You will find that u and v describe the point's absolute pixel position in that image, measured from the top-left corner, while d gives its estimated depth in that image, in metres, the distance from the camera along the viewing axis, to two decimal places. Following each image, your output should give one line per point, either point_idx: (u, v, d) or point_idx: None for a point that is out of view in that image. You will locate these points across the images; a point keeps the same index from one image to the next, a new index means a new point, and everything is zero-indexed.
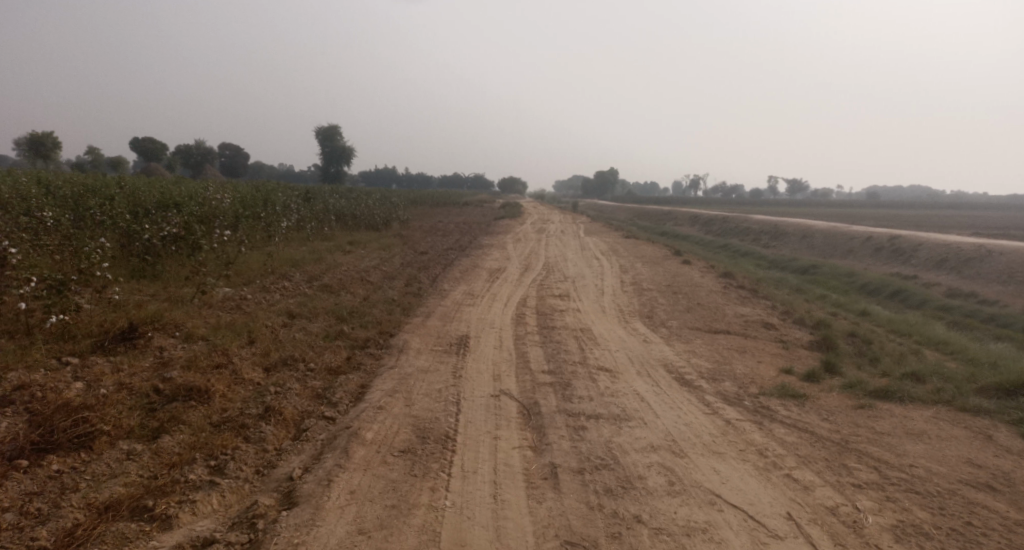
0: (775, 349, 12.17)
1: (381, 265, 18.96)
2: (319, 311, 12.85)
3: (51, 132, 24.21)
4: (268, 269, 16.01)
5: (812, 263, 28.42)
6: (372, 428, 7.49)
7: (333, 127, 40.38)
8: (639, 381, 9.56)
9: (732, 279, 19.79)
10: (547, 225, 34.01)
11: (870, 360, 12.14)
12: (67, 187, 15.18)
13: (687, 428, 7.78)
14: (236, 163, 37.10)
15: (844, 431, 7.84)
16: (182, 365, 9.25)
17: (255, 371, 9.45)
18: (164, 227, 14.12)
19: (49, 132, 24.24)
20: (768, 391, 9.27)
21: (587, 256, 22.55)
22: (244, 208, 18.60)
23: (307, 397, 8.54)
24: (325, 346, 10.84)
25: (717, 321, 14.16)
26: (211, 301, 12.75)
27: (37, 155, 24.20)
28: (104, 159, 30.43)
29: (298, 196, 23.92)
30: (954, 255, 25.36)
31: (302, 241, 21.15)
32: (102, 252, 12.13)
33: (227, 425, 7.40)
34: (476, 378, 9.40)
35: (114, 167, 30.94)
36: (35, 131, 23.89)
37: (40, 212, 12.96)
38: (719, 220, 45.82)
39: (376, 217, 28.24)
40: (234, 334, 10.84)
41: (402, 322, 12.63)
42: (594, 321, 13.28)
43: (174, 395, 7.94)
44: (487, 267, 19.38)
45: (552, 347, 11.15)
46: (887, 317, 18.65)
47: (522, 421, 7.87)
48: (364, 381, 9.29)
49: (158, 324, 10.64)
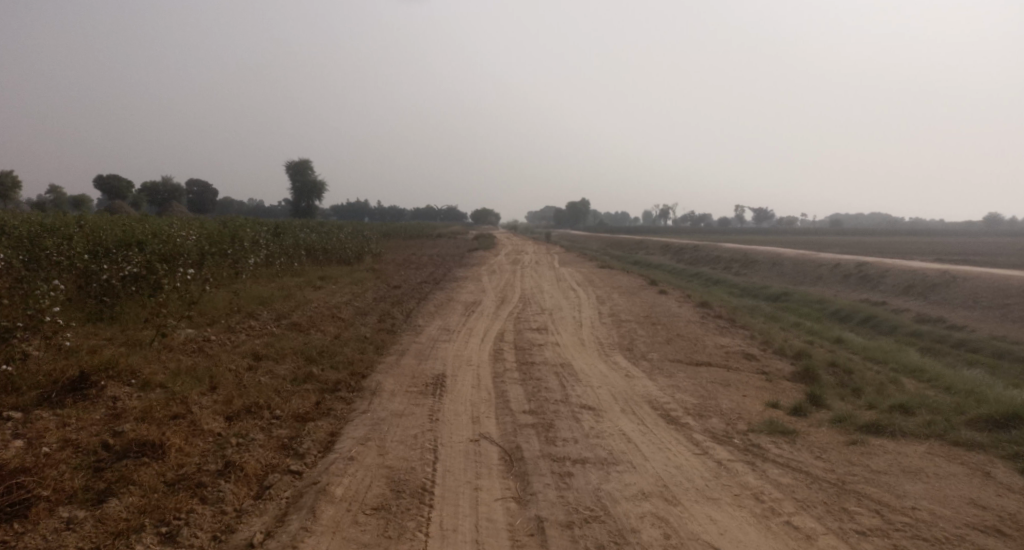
0: (759, 382, 11.83)
1: (353, 300, 18.42)
2: (287, 351, 12.29)
3: (11, 171, 23.44)
4: (234, 308, 15.41)
5: (783, 291, 28.40)
6: (342, 483, 6.97)
7: (303, 162, 40.03)
8: (624, 420, 9.13)
9: (708, 309, 19.53)
10: (520, 257, 33.72)
11: (853, 391, 11.85)
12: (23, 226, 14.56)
13: (678, 471, 7.35)
14: (204, 199, 36.37)
15: (840, 470, 7.48)
16: (136, 417, 8.70)
17: (216, 420, 8.90)
18: (123, 267, 13.52)
19: (10, 171, 23.47)
20: (758, 427, 8.89)
21: (562, 287, 22.20)
22: (210, 245, 17.99)
23: (272, 448, 8.03)
24: (293, 390, 10.28)
25: (698, 353, 13.82)
26: (172, 344, 12.14)
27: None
28: (67, 197, 29.59)
29: (267, 231, 23.33)
30: (921, 281, 25.45)
31: (271, 277, 20.54)
32: (55, 295, 11.52)
33: (182, 483, 7.00)
34: (453, 421, 8.90)
35: (77, 205, 30.08)
36: None
37: None
38: (689, 249, 45.97)
39: (348, 251, 27.69)
40: (194, 380, 10.26)
41: (375, 361, 12.09)
42: (574, 355, 12.85)
43: (125, 451, 7.58)
44: (462, 301, 18.93)
45: (531, 385, 10.69)
46: (862, 344, 18.51)
47: (503, 469, 7.39)
48: (334, 428, 8.76)
49: (113, 371, 10.05)
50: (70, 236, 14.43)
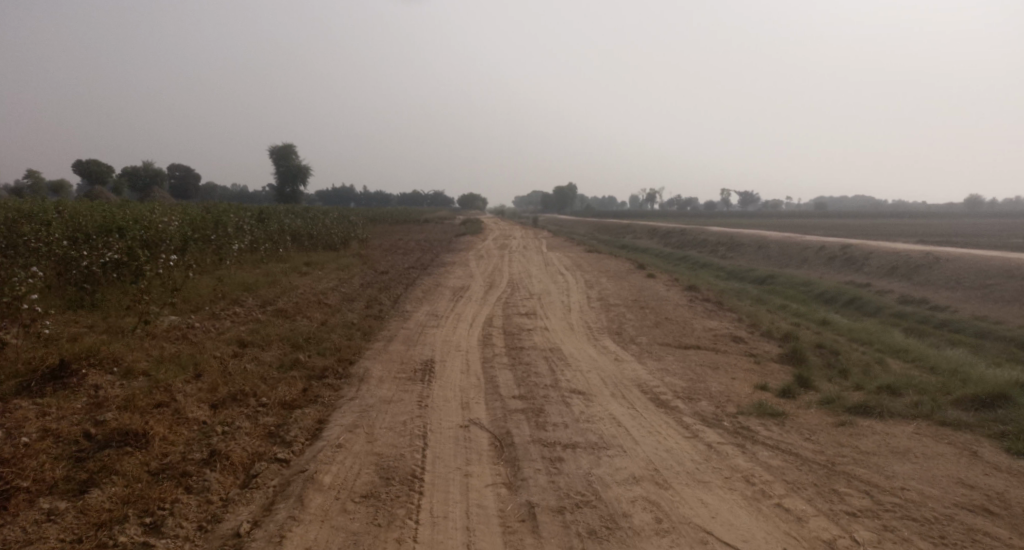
0: (747, 364, 11.84)
1: (339, 286, 18.27)
2: (273, 338, 12.16)
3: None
4: (218, 294, 15.23)
5: (769, 273, 28.49)
6: (330, 471, 6.90)
7: (287, 147, 39.63)
8: (614, 404, 9.09)
9: (696, 292, 19.54)
10: (507, 241, 33.60)
11: (841, 372, 11.88)
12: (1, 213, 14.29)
13: (669, 455, 7.33)
14: (187, 185, 35.96)
15: (830, 452, 7.48)
16: (118, 406, 8.57)
17: (201, 408, 8.78)
18: (104, 253, 13.31)
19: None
20: (747, 410, 8.88)
21: (550, 272, 22.14)
22: (193, 232, 17.77)
23: (258, 436, 7.94)
24: (279, 378, 10.16)
25: (686, 336, 13.81)
26: (155, 331, 11.97)
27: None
28: (46, 184, 29.15)
29: (252, 217, 23.08)
30: (905, 262, 25.59)
31: (256, 264, 20.34)
32: (34, 283, 11.32)
33: (166, 473, 6.90)
34: (442, 407, 8.83)
35: (57, 192, 29.64)
36: None
37: None
38: (675, 233, 46.02)
39: (334, 236, 27.47)
40: (178, 368, 10.13)
41: (362, 348, 11.99)
42: (562, 340, 12.80)
43: (108, 441, 7.47)
44: (449, 286, 18.83)
45: (520, 370, 10.63)
46: (847, 326, 18.59)
47: (493, 455, 7.34)
48: (321, 415, 8.67)
49: (94, 360, 9.90)
50: (50, 223, 14.19)
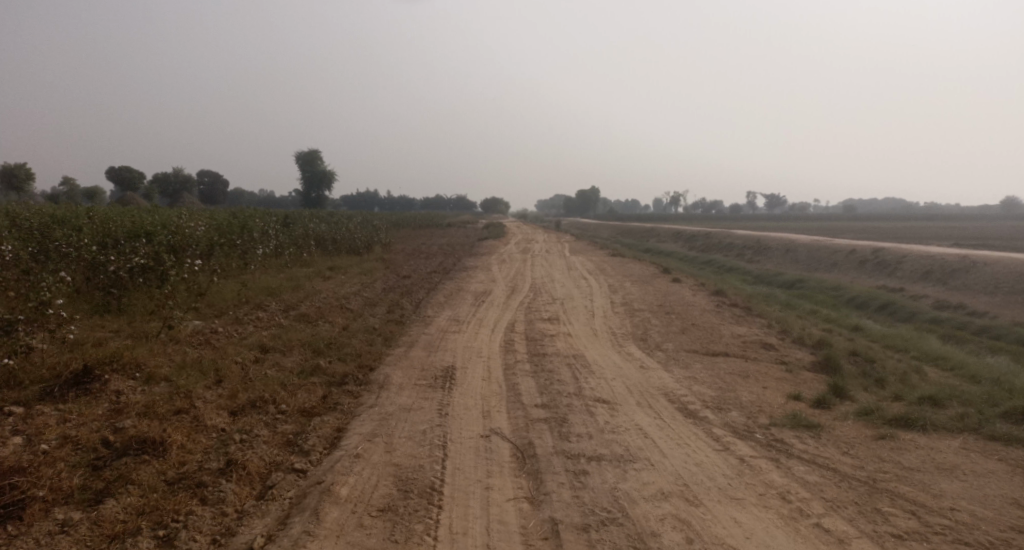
0: (779, 373, 11.45)
1: (362, 291, 18.14)
2: (294, 343, 12.03)
3: (25, 163, 23.27)
4: (242, 299, 15.16)
5: (798, 277, 27.95)
6: (347, 482, 6.68)
7: (313, 152, 39.84)
8: (640, 414, 8.79)
9: (723, 297, 19.15)
10: (531, 245, 33.39)
11: (876, 382, 11.46)
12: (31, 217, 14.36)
13: (699, 469, 7.02)
14: (215, 190, 36.18)
15: (870, 467, 7.12)
16: (138, 413, 8.44)
17: (220, 415, 8.63)
18: (131, 258, 13.29)
19: (23, 163, 23.30)
20: (780, 421, 8.53)
21: (574, 276, 21.84)
22: (219, 236, 17.74)
23: (276, 445, 7.75)
24: (299, 384, 9.99)
25: (714, 342, 13.45)
26: (178, 336, 11.90)
27: (10, 187, 23.23)
28: (79, 189, 29.45)
29: (276, 222, 23.08)
30: (940, 267, 24.93)
31: (280, 268, 20.31)
32: (60, 287, 11.31)
33: (182, 483, 6.73)
34: (463, 416, 8.60)
35: (90, 197, 29.94)
36: (9, 163, 22.96)
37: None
38: (701, 236, 45.49)
39: (357, 240, 27.40)
40: (199, 374, 10.01)
41: (383, 354, 11.79)
42: (587, 346, 12.52)
43: (125, 449, 7.32)
44: (472, 290, 18.64)
45: (544, 378, 10.37)
46: (880, 332, 18.07)
47: (515, 467, 7.09)
48: (340, 423, 8.47)
49: (117, 365, 9.80)
50: (78, 228, 14.21)
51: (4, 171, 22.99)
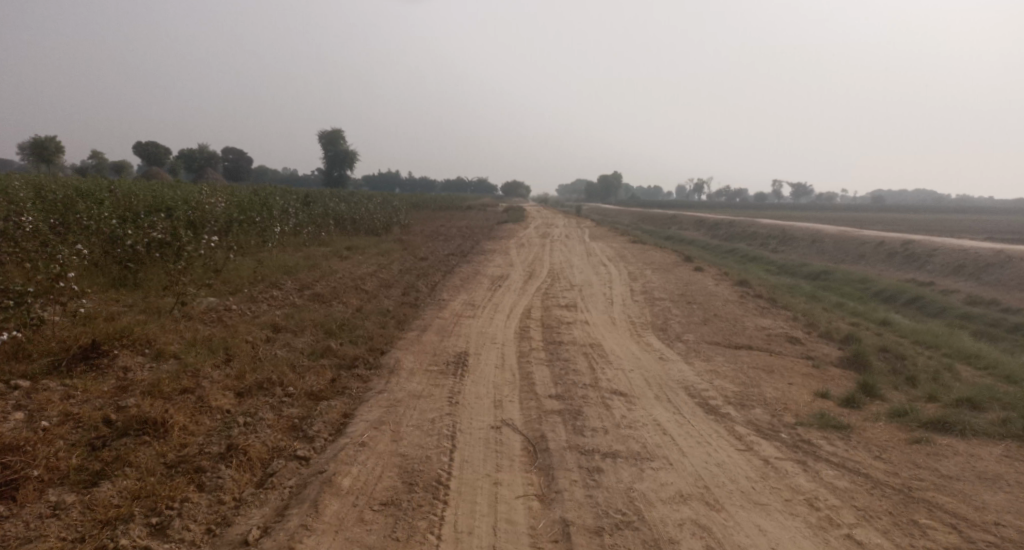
0: (805, 369, 11.00)
1: (378, 272, 17.85)
2: (307, 324, 11.76)
3: (54, 136, 23.21)
4: (257, 276, 14.93)
5: (824, 269, 27.29)
6: (350, 473, 6.39)
7: (336, 131, 39.58)
8: (658, 408, 8.42)
9: (748, 288, 18.63)
10: (551, 230, 32.91)
11: (907, 381, 10.99)
12: (53, 188, 14.22)
13: (720, 470, 6.65)
14: (239, 167, 36.04)
15: (905, 474, 6.71)
16: (143, 392, 8.19)
17: (226, 397, 8.37)
18: (149, 232, 13.09)
19: (52, 136, 23.24)
20: (807, 421, 8.11)
21: (593, 263, 21.41)
22: (238, 213, 17.52)
23: (279, 429, 7.48)
24: (308, 366, 9.72)
25: (737, 335, 13.01)
26: (191, 312, 11.68)
27: (38, 159, 23.12)
28: (107, 164, 29.44)
29: (297, 200, 22.85)
30: (972, 261, 24.18)
31: (298, 246, 20.08)
32: (76, 259, 11.12)
33: (181, 467, 6.47)
34: (474, 405, 8.27)
35: (118, 171, 29.98)
36: (38, 135, 22.88)
37: (18, 215, 11.99)
38: (724, 224, 44.71)
39: (376, 220, 27.13)
40: (208, 352, 9.76)
41: (396, 337, 11.49)
42: (605, 335, 12.14)
43: (126, 429, 7.06)
44: (489, 274, 18.28)
45: (559, 367, 10.02)
46: (909, 327, 17.50)
47: (526, 462, 6.76)
48: (347, 408, 8.17)
49: (126, 341, 9.58)
50: (98, 200, 14.03)
51: (34, 143, 22.92)
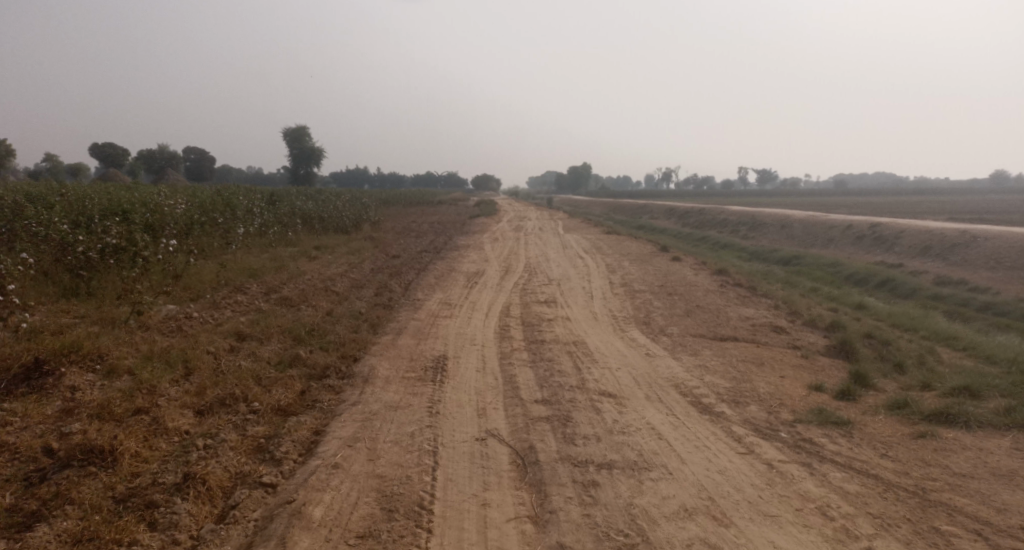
0: (795, 360, 10.60)
1: (349, 272, 17.19)
2: (274, 330, 11.11)
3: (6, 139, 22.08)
4: (221, 281, 14.20)
5: (795, 253, 27.11)
6: (322, 501, 5.84)
7: (300, 128, 38.60)
8: (650, 410, 7.94)
9: (726, 276, 18.29)
10: (523, 223, 32.33)
11: (897, 369, 10.65)
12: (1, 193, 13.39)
13: (724, 477, 6.20)
14: (202, 167, 34.98)
15: (917, 473, 6.31)
16: (92, 415, 7.54)
17: (184, 416, 7.74)
18: (102, 238, 12.33)
19: (4, 139, 22.11)
20: (806, 417, 7.68)
21: (569, 255, 20.93)
22: (199, 215, 16.74)
23: (243, 452, 6.88)
24: (275, 378, 9.09)
25: (722, 326, 12.60)
26: (149, 322, 10.99)
27: None
28: (63, 167, 28.30)
29: (262, 200, 22.07)
30: (939, 242, 24.13)
31: (263, 247, 19.33)
32: (21, 269, 10.36)
33: (131, 502, 5.90)
34: (456, 415, 7.72)
35: (75, 174, 28.83)
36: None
37: None
38: (694, 212, 44.54)
39: (346, 218, 26.36)
40: (166, 366, 9.09)
41: (369, 342, 10.89)
42: (587, 332, 11.65)
43: (70, 459, 6.42)
44: (463, 271, 17.71)
45: (543, 368, 9.51)
46: (886, 310, 17.25)
47: (515, 478, 6.26)
48: (318, 424, 7.59)
49: (76, 356, 8.89)
50: (48, 205, 13.23)
51: None
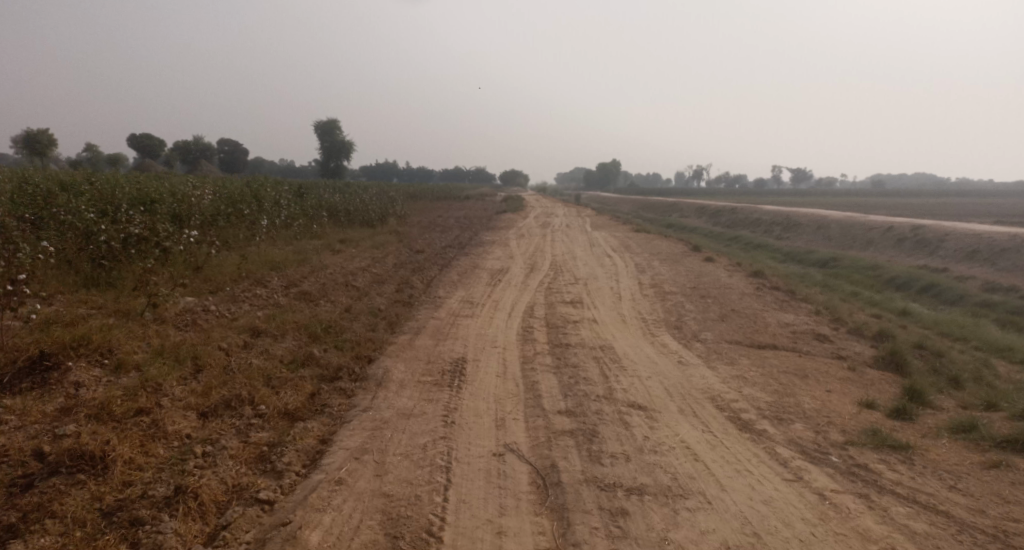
0: (841, 372, 9.84)
1: (371, 267, 16.65)
2: (288, 326, 10.61)
3: (47, 128, 21.85)
4: (242, 273, 13.75)
5: (832, 256, 26.07)
6: (320, 524, 5.41)
7: (332, 121, 38.18)
8: (684, 427, 7.28)
9: (762, 278, 17.48)
10: (551, 220, 31.65)
11: (953, 385, 9.84)
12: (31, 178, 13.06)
13: (770, 510, 5.57)
14: (235, 159, 34.73)
15: (994, 514, 5.60)
16: (90, 416, 7.07)
17: (186, 419, 7.24)
18: (126, 227, 11.92)
19: (45, 128, 21.89)
20: (859, 439, 6.95)
21: (597, 254, 20.23)
22: (225, 206, 16.31)
23: (243, 461, 6.34)
24: (285, 378, 8.56)
25: (760, 332, 11.84)
26: (165, 315, 10.54)
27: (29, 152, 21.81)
28: (100, 156, 28.17)
29: (289, 192, 21.64)
30: (987, 246, 22.97)
31: (289, 239, 18.89)
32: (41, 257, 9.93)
33: (116, 517, 5.44)
34: (473, 426, 7.13)
35: (112, 164, 28.71)
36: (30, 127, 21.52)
37: None
38: (727, 211, 43.42)
39: (372, 211, 25.88)
40: (174, 363, 8.60)
41: (386, 342, 10.33)
42: (616, 336, 10.98)
43: (58, 464, 5.94)
44: (488, 268, 17.08)
45: (568, 375, 8.87)
46: (932, 318, 16.30)
47: (535, 501, 5.68)
48: (325, 431, 7.05)
49: (84, 350, 8.43)
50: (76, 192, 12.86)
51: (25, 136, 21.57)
